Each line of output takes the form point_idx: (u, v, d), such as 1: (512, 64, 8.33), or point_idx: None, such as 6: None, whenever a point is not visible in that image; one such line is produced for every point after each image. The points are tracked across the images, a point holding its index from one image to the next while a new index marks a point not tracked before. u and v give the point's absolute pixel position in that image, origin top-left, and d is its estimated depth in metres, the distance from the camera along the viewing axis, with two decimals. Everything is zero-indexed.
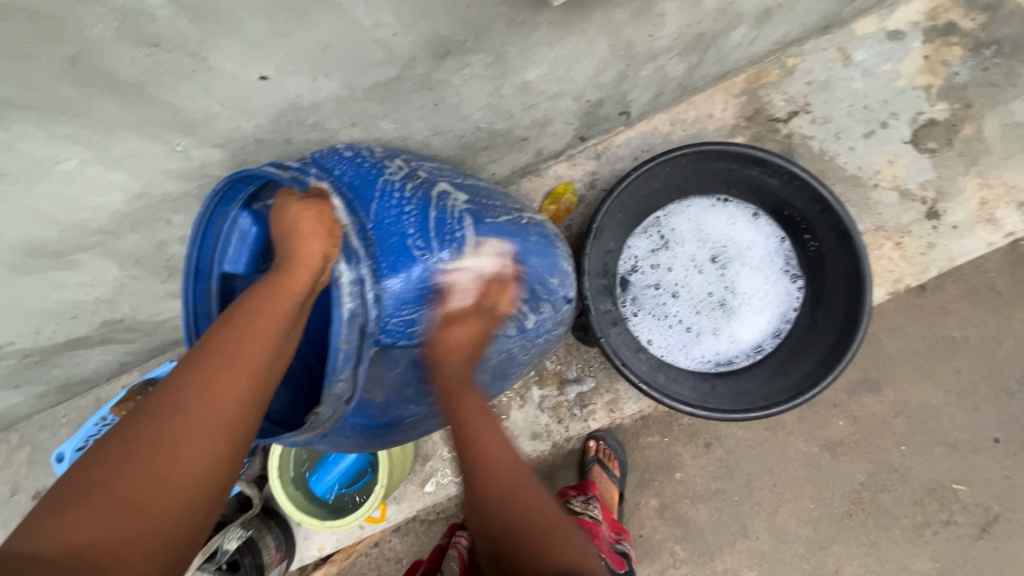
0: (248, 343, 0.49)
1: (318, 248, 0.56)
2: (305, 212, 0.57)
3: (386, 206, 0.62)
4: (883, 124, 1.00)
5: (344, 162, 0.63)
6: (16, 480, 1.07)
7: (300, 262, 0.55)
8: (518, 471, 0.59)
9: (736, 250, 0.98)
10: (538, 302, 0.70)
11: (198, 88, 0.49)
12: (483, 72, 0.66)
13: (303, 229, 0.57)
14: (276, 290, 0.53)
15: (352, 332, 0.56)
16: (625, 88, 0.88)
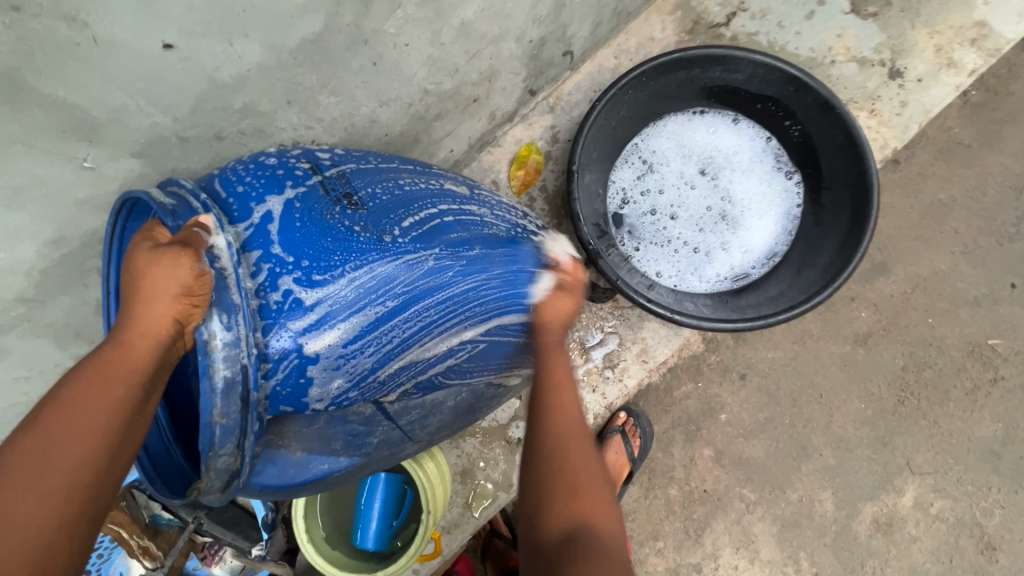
0: (63, 445, 0.36)
1: (169, 307, 0.39)
2: (163, 253, 0.40)
3: (294, 233, 0.47)
4: (820, 1, 0.98)
5: (266, 171, 0.50)
6: None
7: (148, 323, 0.39)
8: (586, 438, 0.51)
9: (722, 157, 0.94)
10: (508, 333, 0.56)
11: (89, 73, 0.40)
12: (418, 14, 0.59)
13: (150, 286, 0.39)
14: (105, 364, 0.38)
15: (229, 405, 0.40)
16: (564, 21, 0.83)
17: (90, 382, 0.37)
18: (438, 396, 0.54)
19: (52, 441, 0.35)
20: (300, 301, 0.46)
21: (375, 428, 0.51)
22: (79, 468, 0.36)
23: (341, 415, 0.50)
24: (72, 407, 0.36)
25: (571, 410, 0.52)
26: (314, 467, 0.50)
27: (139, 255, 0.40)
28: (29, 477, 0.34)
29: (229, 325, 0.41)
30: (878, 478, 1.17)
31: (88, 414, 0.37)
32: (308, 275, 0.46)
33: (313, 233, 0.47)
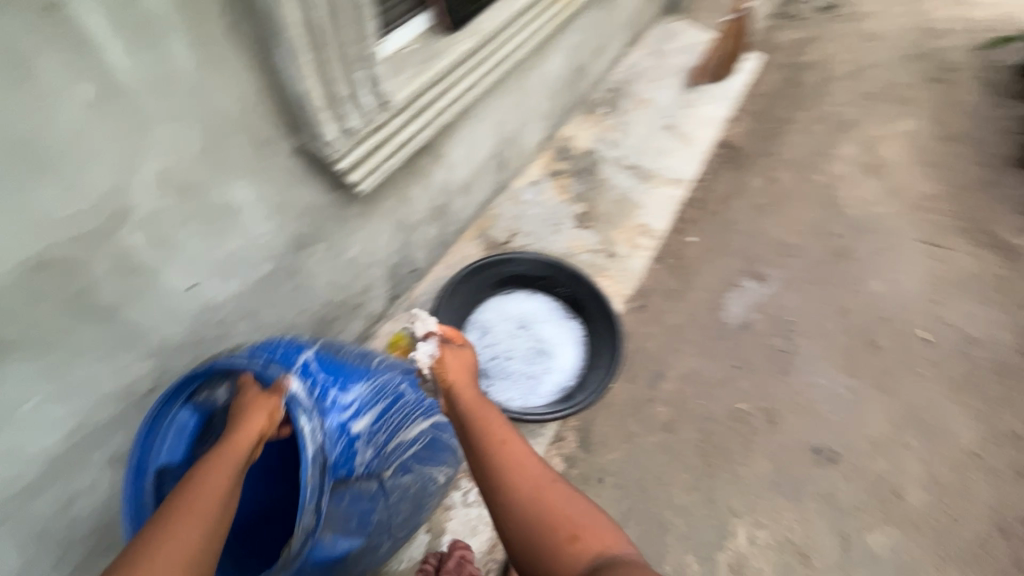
0: (219, 468, 0.66)
1: (265, 408, 0.75)
2: (264, 386, 0.77)
3: (325, 368, 0.85)
4: (560, 223, 1.65)
5: (286, 344, 0.85)
6: None
7: (252, 418, 0.73)
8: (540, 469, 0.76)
9: (530, 314, 1.41)
10: (429, 416, 0.99)
11: (145, 305, 0.71)
12: (324, 255, 0.97)
13: (256, 401, 0.75)
14: (231, 441, 0.70)
15: (316, 469, 0.73)
16: (410, 251, 1.29)
17: (226, 446, 0.69)
18: (405, 479, 0.95)
19: (213, 468, 0.66)
20: (339, 404, 0.83)
21: (376, 503, 0.88)
22: (229, 477, 0.66)
23: (356, 492, 0.85)
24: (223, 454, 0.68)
25: (524, 455, 0.77)
26: (342, 542, 0.81)
27: (248, 389, 0.76)
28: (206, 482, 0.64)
29: (309, 420, 0.76)
30: (716, 529, 1.49)
31: (229, 458, 0.68)
32: (341, 388, 0.85)
33: (337, 365, 0.87)
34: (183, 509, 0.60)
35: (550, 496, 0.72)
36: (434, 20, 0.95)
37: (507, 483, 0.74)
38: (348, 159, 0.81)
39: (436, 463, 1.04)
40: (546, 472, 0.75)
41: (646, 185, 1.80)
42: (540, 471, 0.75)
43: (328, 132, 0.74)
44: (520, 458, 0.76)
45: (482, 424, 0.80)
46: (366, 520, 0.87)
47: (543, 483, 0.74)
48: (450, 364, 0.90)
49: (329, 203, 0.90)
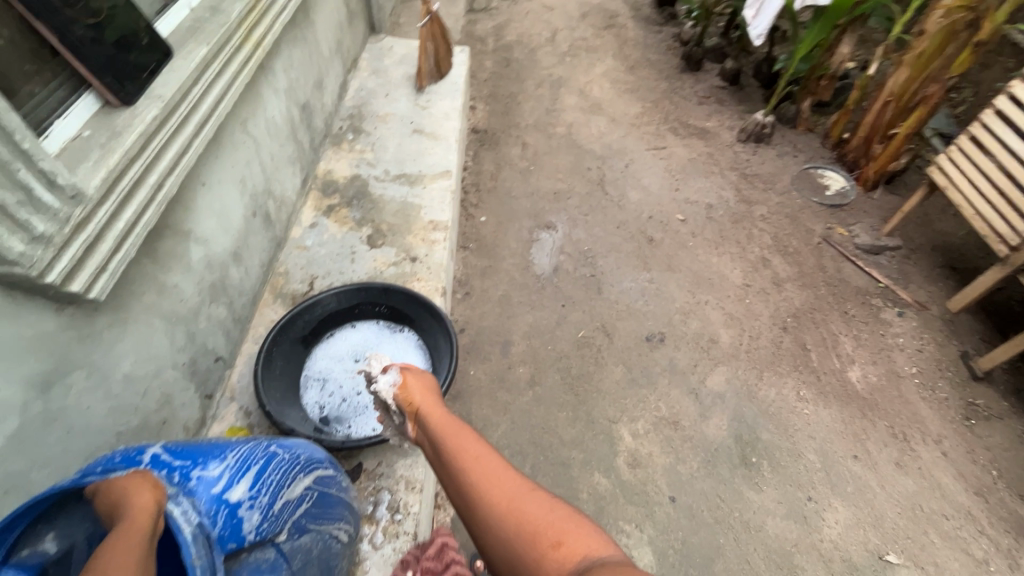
0: (115, 560, 0.53)
1: (149, 494, 0.63)
2: (132, 479, 0.64)
3: (177, 455, 0.74)
4: (353, 252, 1.65)
5: (121, 451, 0.72)
6: None
7: (139, 506, 0.60)
8: (516, 480, 0.71)
9: (361, 345, 1.40)
10: (314, 467, 0.90)
11: None
12: (88, 382, 0.85)
13: (130, 492, 0.62)
14: (122, 529, 0.57)
15: (200, 547, 0.63)
16: (202, 341, 1.18)
17: (117, 537, 0.56)
18: (305, 538, 0.86)
19: (107, 560, 0.53)
20: (207, 479, 0.73)
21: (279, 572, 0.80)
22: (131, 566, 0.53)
23: (255, 565, 0.77)
24: (116, 545, 0.55)
25: (496, 468, 0.73)
26: None
27: (120, 484, 0.63)
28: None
29: (179, 505, 0.67)
30: (607, 440, 1.64)
31: (126, 547, 0.55)
32: (203, 465, 0.74)
33: (191, 448, 0.76)
34: None
35: (526, 506, 0.67)
36: (103, 98, 0.89)
37: (476, 498, 0.70)
38: (57, 269, 0.72)
39: (341, 513, 0.95)
40: (524, 482, 0.71)
41: (418, 188, 1.89)
42: (516, 482, 0.71)
43: (13, 245, 0.66)
44: (490, 472, 0.73)
45: (452, 446, 0.80)
46: None
47: (519, 492, 0.69)
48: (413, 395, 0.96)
49: (63, 325, 0.79)
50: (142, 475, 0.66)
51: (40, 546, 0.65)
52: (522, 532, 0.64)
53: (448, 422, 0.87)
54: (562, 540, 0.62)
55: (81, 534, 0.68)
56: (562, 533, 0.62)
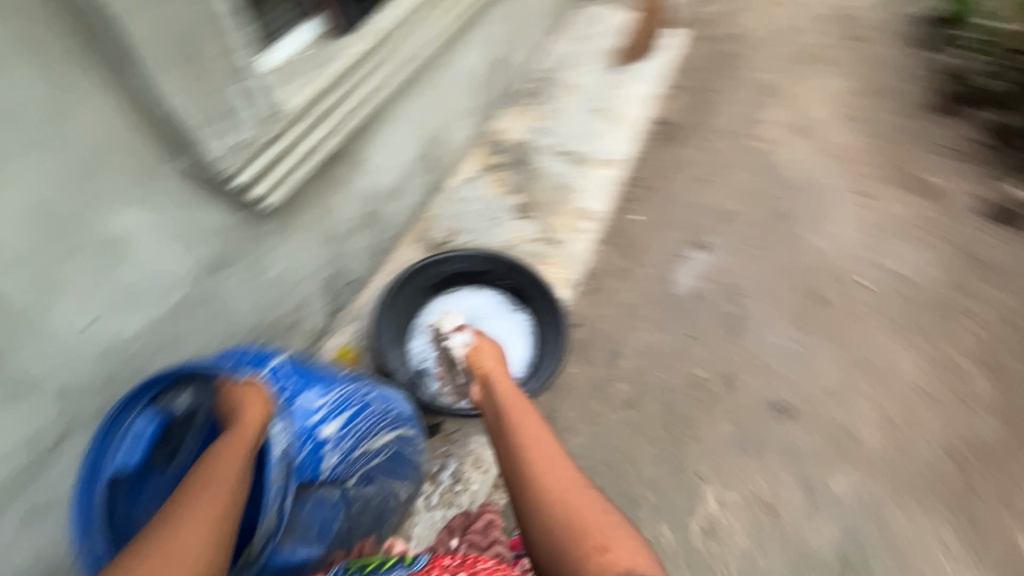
0: (218, 480, 0.60)
1: (257, 410, 0.69)
2: (250, 388, 0.72)
3: (295, 373, 0.80)
4: (497, 218, 1.66)
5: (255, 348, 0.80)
6: None
7: (246, 422, 0.67)
8: (570, 477, 0.78)
9: (475, 312, 1.40)
10: (401, 427, 0.93)
11: (39, 349, 0.71)
12: (243, 276, 0.95)
13: (245, 403, 0.70)
14: (229, 445, 0.64)
15: (280, 469, 0.69)
16: (344, 263, 1.27)
17: (223, 454, 0.63)
18: (371, 490, 0.89)
19: (213, 478, 0.60)
20: (308, 406, 0.78)
21: (337, 513, 0.85)
22: (231, 490, 0.60)
23: (320, 497, 0.82)
24: (222, 463, 0.62)
25: (553, 463, 0.81)
26: (301, 550, 0.77)
27: (239, 392, 0.71)
28: (208, 496, 0.58)
29: (280, 424, 0.73)
30: (688, 495, 1.50)
31: (228, 467, 0.62)
32: (311, 391, 0.80)
33: (308, 369, 0.82)
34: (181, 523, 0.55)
35: (577, 501, 0.74)
36: (320, 29, 0.96)
37: (533, 482, 0.78)
38: (247, 171, 0.81)
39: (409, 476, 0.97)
40: (578, 480, 0.77)
41: (579, 171, 1.83)
42: (571, 479, 0.78)
43: (215, 145, 0.75)
44: (550, 462, 0.81)
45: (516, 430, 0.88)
46: (327, 530, 0.83)
47: (574, 489, 0.76)
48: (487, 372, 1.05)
49: (237, 224, 0.89)
50: (259, 387, 0.73)
51: (174, 401, 0.79)
52: (571, 526, 0.70)
53: (516, 402, 0.96)
54: (606, 543, 0.67)
55: (206, 402, 0.80)
56: (605, 536, 0.68)
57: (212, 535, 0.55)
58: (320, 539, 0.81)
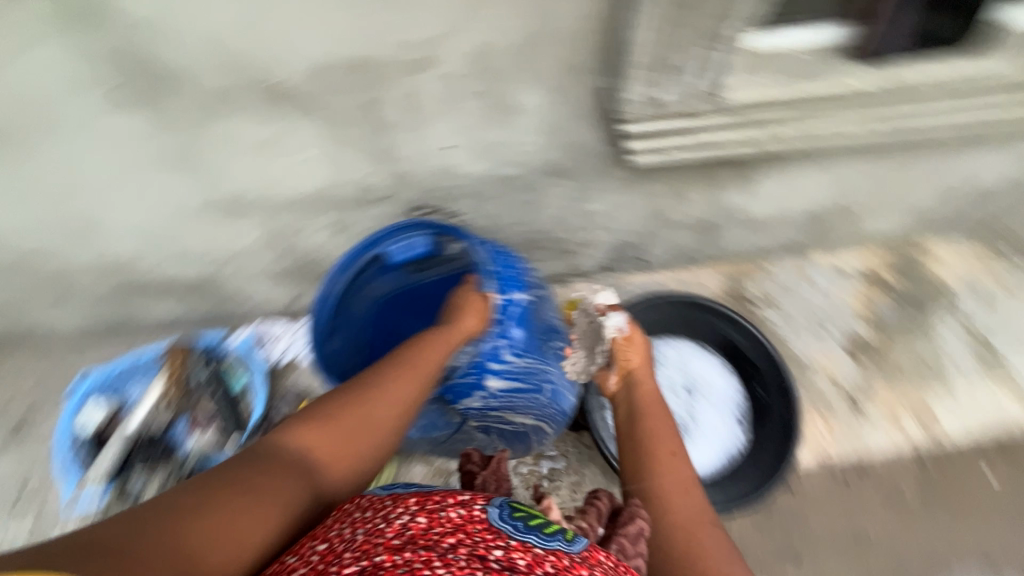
0: (420, 368, 0.75)
1: (473, 320, 0.87)
2: (480, 301, 0.88)
3: (516, 320, 0.93)
4: (824, 330, 1.25)
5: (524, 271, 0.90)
6: (37, 403, 1.16)
7: (461, 326, 0.85)
8: (702, 508, 0.72)
9: (705, 387, 1.20)
10: (544, 419, 1.00)
11: (414, 139, 0.80)
12: (568, 191, 0.96)
13: (470, 308, 0.88)
14: (443, 334, 0.83)
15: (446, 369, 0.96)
16: (649, 244, 1.17)
17: (431, 346, 0.79)
18: (478, 434, 1.06)
19: (417, 362, 0.75)
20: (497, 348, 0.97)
21: (446, 428, 1.05)
22: (424, 379, 0.74)
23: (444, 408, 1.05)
24: (426, 352, 0.78)
25: (684, 488, 0.73)
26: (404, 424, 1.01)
27: (473, 298, 0.88)
28: (406, 376, 0.72)
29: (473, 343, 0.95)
30: None
31: (430, 358, 0.78)
32: (510, 341, 0.96)
33: (526, 322, 0.94)
34: (372, 397, 0.68)
35: (705, 542, 0.67)
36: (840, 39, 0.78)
37: (659, 521, 0.70)
38: (641, 124, 0.76)
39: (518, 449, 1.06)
40: (707, 515, 0.71)
41: (979, 374, 1.23)
42: (702, 513, 0.71)
43: (631, 91, 0.71)
44: (676, 492, 0.73)
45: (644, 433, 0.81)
46: (429, 432, 1.04)
47: (703, 525, 0.70)
48: (630, 354, 0.90)
49: (600, 153, 0.87)
50: (487, 305, 0.89)
51: (450, 247, 0.94)
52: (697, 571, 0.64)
53: (653, 407, 0.85)
54: None
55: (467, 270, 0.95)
56: None
57: (400, 412, 0.69)
58: (420, 430, 1.03)
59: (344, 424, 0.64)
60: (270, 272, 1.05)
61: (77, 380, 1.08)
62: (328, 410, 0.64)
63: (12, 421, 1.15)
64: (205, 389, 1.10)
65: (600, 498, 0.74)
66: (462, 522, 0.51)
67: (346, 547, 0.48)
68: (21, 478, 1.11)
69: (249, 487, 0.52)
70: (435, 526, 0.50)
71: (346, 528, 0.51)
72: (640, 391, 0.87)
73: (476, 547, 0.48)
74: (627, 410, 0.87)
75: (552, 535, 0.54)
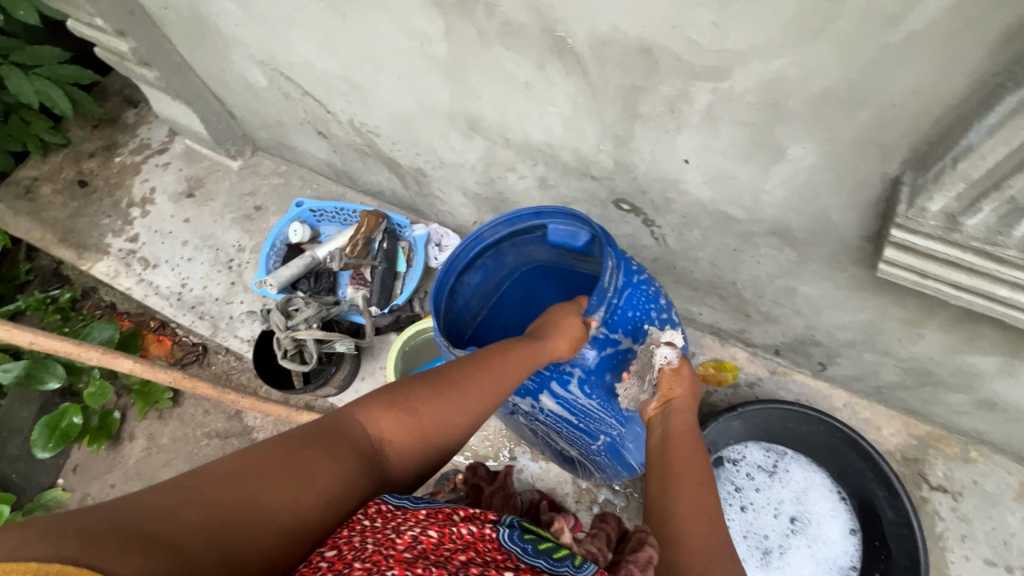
0: (495, 377, 0.70)
1: (564, 343, 0.76)
2: (575, 323, 0.78)
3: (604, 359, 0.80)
4: (1007, 567, 0.97)
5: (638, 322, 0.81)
6: (268, 205, 1.44)
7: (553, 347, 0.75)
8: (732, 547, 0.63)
9: (814, 530, 1.02)
10: (594, 464, 0.94)
11: (655, 138, 0.76)
12: (783, 259, 0.85)
13: (563, 329, 0.77)
14: (524, 350, 0.74)
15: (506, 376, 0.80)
16: (840, 354, 1.01)
17: (511, 356, 0.73)
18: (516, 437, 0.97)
19: (495, 369, 0.71)
20: (566, 378, 0.80)
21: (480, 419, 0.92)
22: (502, 389, 0.70)
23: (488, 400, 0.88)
24: (510, 359, 0.72)
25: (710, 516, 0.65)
26: None
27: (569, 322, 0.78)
28: (481, 380, 0.69)
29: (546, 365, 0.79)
30: None
31: (511, 371, 0.72)
32: (585, 378, 0.80)
33: (613, 368, 0.81)
34: (443, 395, 0.66)
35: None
36: None
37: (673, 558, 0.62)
38: (909, 237, 0.62)
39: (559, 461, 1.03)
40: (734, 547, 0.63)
41: None
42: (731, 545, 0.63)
43: (930, 203, 0.57)
44: (695, 519, 0.64)
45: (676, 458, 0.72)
46: None
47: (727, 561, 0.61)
48: (673, 390, 0.78)
49: (846, 239, 0.74)
50: (582, 329, 0.78)
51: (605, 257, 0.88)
52: None
53: (687, 439, 0.74)
54: None
55: None
56: None
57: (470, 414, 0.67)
58: None
59: (410, 412, 0.64)
60: (469, 190, 1.13)
61: (295, 204, 1.31)
62: (389, 399, 0.64)
63: (249, 208, 1.44)
64: (371, 258, 1.24)
65: (609, 522, 0.75)
66: (472, 540, 0.52)
67: (356, 556, 0.48)
68: (236, 250, 1.40)
69: (293, 467, 0.54)
70: (446, 542, 0.50)
71: (355, 537, 0.51)
72: (676, 422, 0.76)
73: (486, 567, 0.49)
74: (660, 439, 0.76)
75: (562, 562, 0.53)
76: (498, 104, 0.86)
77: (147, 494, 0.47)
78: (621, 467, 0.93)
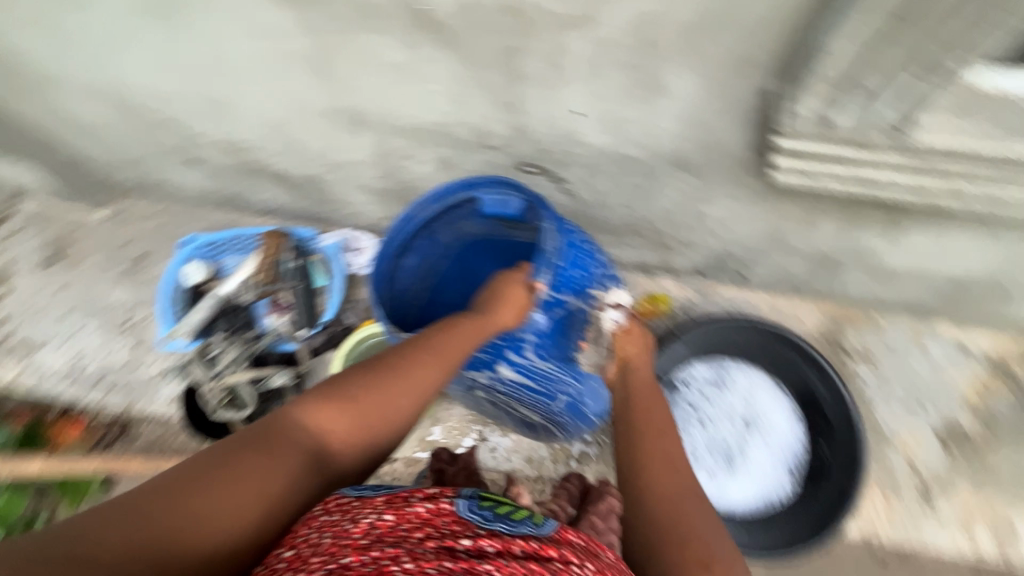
0: (443, 357, 0.69)
1: (511, 312, 0.76)
2: (520, 289, 0.77)
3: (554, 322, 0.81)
4: (920, 407, 1.12)
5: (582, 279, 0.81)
6: (150, 250, 1.29)
7: (498, 316, 0.75)
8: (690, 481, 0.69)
9: (765, 425, 1.12)
10: (557, 422, 0.95)
11: (543, 95, 0.75)
12: (687, 186, 0.88)
13: (508, 298, 0.76)
14: (470, 322, 0.73)
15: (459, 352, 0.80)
16: (754, 261, 1.08)
17: (456, 332, 0.72)
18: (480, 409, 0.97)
19: (441, 347, 0.69)
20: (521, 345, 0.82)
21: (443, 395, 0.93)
22: (448, 366, 0.69)
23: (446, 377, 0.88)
24: (453, 336, 0.71)
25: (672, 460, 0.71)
26: None
27: (514, 287, 0.77)
28: (427, 362, 0.68)
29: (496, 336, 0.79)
30: None
31: (457, 346, 0.71)
32: (540, 343, 0.81)
33: (564, 329, 0.82)
34: (391, 381, 0.65)
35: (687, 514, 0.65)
36: None
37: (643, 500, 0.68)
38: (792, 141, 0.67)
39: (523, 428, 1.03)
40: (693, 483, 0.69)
41: None
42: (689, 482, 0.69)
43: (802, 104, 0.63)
44: (647, 456, 0.71)
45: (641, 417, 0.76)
46: None
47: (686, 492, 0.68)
48: (627, 350, 0.83)
49: (738, 155, 0.78)
50: (529, 298, 0.77)
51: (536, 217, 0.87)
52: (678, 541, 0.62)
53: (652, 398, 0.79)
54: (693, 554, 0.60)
55: None
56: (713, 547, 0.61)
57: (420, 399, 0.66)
58: None
59: (359, 406, 0.62)
60: (369, 186, 1.07)
61: (182, 242, 1.17)
62: (341, 391, 0.63)
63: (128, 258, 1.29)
64: (285, 282, 1.17)
65: (571, 482, 0.83)
66: (428, 516, 0.51)
67: (313, 551, 0.48)
68: (129, 307, 1.26)
69: (236, 474, 0.53)
70: (403, 522, 0.50)
71: (312, 531, 0.51)
72: (635, 378, 0.81)
73: (444, 539, 0.49)
74: (620, 398, 0.80)
75: (520, 521, 0.54)
76: (377, 91, 0.81)
77: (86, 516, 0.47)
78: (584, 422, 0.94)
